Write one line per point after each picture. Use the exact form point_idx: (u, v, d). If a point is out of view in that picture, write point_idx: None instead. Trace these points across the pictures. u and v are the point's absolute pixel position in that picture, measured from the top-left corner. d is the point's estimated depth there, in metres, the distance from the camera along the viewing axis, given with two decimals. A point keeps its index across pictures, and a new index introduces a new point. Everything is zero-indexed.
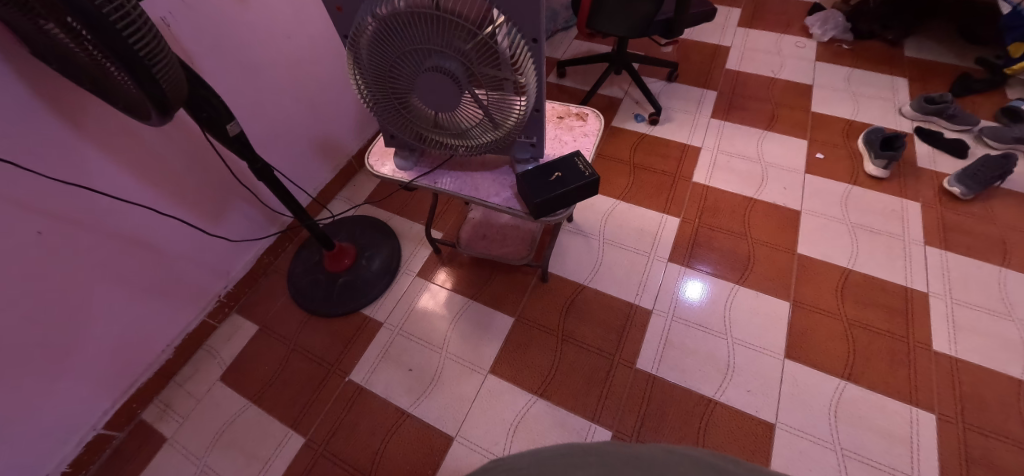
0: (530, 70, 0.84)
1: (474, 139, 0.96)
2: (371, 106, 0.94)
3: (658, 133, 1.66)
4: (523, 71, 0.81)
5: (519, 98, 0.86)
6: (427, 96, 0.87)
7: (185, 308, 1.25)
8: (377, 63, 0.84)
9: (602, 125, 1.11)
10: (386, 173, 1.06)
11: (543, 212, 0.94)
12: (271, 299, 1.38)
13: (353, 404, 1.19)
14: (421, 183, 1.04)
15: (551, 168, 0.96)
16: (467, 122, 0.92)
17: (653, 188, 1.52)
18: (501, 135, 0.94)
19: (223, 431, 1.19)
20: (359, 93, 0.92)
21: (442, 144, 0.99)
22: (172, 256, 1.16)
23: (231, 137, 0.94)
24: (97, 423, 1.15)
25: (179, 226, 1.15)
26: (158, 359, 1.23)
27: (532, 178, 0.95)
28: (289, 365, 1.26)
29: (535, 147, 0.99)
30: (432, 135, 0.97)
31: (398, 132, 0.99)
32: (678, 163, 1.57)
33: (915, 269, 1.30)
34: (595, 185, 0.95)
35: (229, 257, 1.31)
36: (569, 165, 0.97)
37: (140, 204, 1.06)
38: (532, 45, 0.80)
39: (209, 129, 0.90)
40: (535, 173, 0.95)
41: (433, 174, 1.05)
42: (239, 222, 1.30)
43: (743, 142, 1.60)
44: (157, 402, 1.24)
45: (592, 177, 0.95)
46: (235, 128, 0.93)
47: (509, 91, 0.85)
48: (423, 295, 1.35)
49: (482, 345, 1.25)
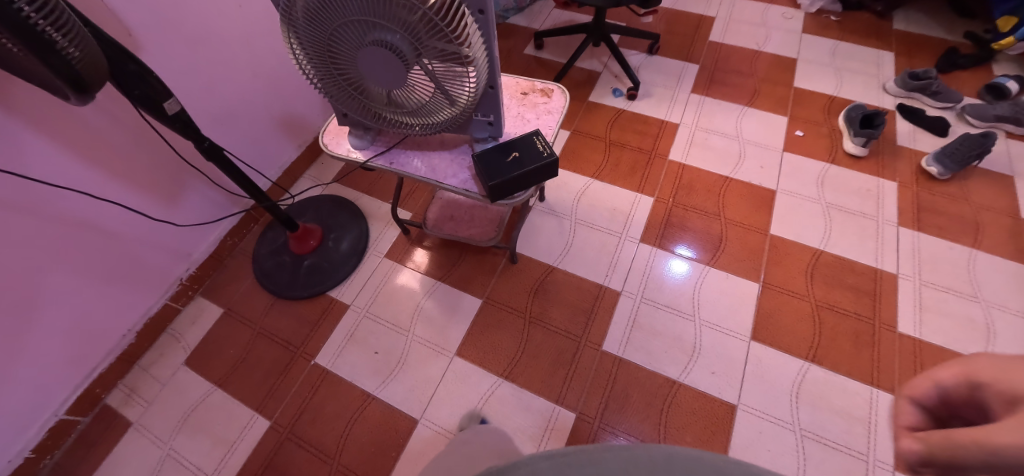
0: (479, 44, 0.79)
1: (429, 117, 0.92)
2: (317, 82, 0.89)
3: (636, 109, 1.61)
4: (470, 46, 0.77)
5: (470, 74, 0.82)
6: (373, 72, 0.83)
7: (144, 292, 1.23)
8: (316, 37, 0.80)
9: (566, 101, 1.07)
10: (342, 153, 1.02)
11: (500, 194, 0.91)
12: (236, 281, 1.35)
13: (319, 388, 1.20)
14: (377, 163, 1.00)
15: (508, 149, 0.92)
16: (420, 99, 0.88)
17: (628, 167, 1.48)
18: (455, 112, 0.90)
19: (189, 415, 1.18)
20: (304, 68, 0.87)
21: (397, 122, 0.95)
22: (124, 239, 1.13)
23: (171, 115, 0.89)
24: (59, 409, 1.14)
25: (130, 208, 1.12)
26: (120, 344, 1.21)
27: (488, 159, 0.91)
28: (255, 349, 1.25)
29: (493, 126, 0.95)
30: (384, 113, 0.93)
31: (351, 110, 0.95)
32: (654, 140, 1.53)
33: (886, 249, 1.29)
34: (553, 167, 0.91)
35: (190, 238, 1.28)
36: (527, 145, 0.92)
37: (86, 188, 1.02)
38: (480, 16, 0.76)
39: (145, 107, 0.85)
40: (491, 154, 0.92)
41: (390, 154, 1.01)
42: (197, 204, 1.26)
43: (722, 118, 1.56)
44: (122, 388, 1.23)
45: (551, 158, 0.90)
46: (173, 106, 0.89)
47: (458, 68, 0.80)
48: (391, 276, 1.32)
49: (449, 327, 1.24)
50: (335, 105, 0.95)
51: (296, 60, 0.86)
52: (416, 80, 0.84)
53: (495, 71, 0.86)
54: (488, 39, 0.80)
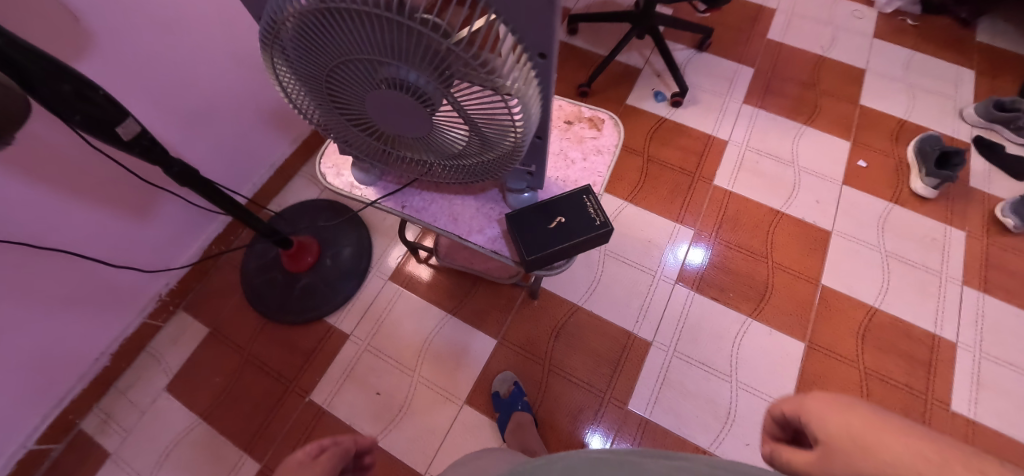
0: (532, 90, 0.60)
1: (457, 161, 0.75)
2: (315, 109, 0.70)
3: (679, 118, 1.41)
4: (522, 97, 0.58)
5: (516, 128, 0.63)
6: (390, 112, 0.64)
7: (117, 313, 1.09)
8: (316, 67, 0.60)
9: (620, 139, 0.89)
10: (339, 186, 0.85)
11: (537, 266, 0.76)
12: (222, 297, 1.21)
13: (313, 430, 1.08)
14: (386, 205, 0.84)
15: (552, 212, 0.76)
16: (446, 144, 0.70)
17: (667, 190, 1.31)
18: (489, 159, 0.72)
19: (169, 451, 1.08)
20: (299, 92, 0.68)
21: (415, 161, 0.77)
22: (87, 261, 0.97)
23: (127, 141, 0.71)
24: (27, 440, 1.03)
25: (94, 226, 0.95)
26: (93, 367, 1.09)
27: (526, 222, 0.76)
28: (242, 379, 1.13)
29: (533, 177, 0.78)
30: (398, 149, 0.75)
31: (355, 140, 0.76)
32: (699, 159, 1.35)
33: (947, 312, 1.16)
34: (604, 240, 0.76)
35: (168, 252, 1.13)
36: (575, 209, 0.77)
37: (36, 208, 0.84)
38: (538, 60, 0.56)
39: (94, 130, 0.67)
40: (531, 216, 0.76)
41: (402, 194, 0.84)
42: (174, 213, 1.10)
43: (777, 138, 1.37)
44: (98, 412, 1.12)
45: (602, 229, 0.75)
46: (130, 129, 0.70)
47: (503, 120, 0.62)
48: (396, 305, 1.19)
49: (457, 370, 1.13)
50: (338, 138, 0.76)
51: (289, 84, 0.66)
52: (444, 124, 0.66)
53: (546, 116, 0.68)
54: (543, 83, 0.61)
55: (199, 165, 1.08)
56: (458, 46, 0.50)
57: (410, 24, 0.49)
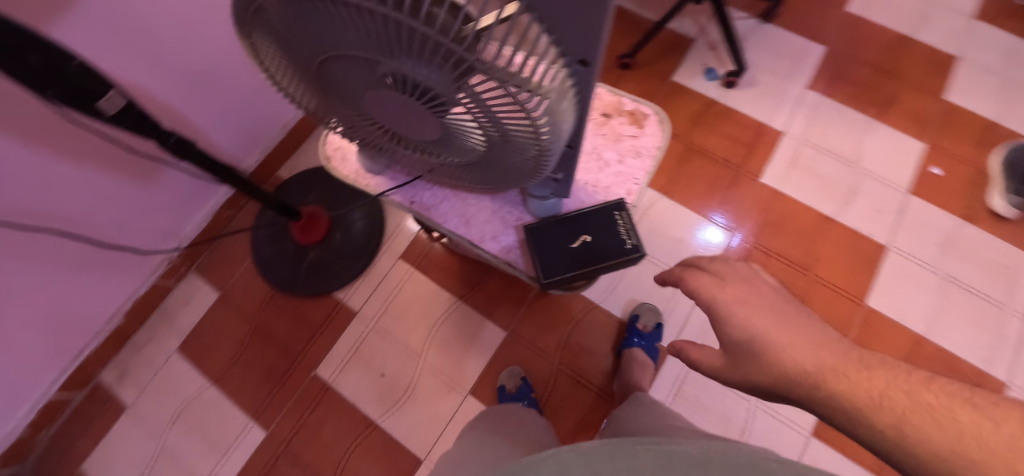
0: (567, 100, 0.46)
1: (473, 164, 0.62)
2: (308, 86, 0.56)
3: (730, 101, 1.26)
4: (555, 108, 0.44)
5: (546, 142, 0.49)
6: (395, 106, 0.51)
7: (127, 275, 1.09)
8: (297, 46, 0.48)
9: (664, 139, 0.71)
10: (349, 176, 0.74)
11: (554, 286, 0.69)
12: (232, 263, 1.20)
13: (318, 404, 1.10)
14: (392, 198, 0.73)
15: (575, 230, 0.69)
16: (459, 147, 0.57)
17: (707, 185, 1.19)
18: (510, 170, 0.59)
19: (182, 411, 1.14)
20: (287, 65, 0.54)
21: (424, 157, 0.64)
22: (93, 223, 0.95)
23: (111, 115, 0.65)
24: (49, 390, 1.10)
25: (99, 188, 0.92)
26: (107, 325, 1.13)
27: (549, 240, 0.68)
28: (250, 347, 1.15)
29: (561, 184, 0.66)
30: (405, 142, 0.62)
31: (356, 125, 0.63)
32: (746, 152, 1.21)
33: (1004, 350, 1.05)
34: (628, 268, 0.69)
35: (177, 215, 1.11)
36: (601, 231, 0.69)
37: (34, 173, 0.80)
38: (579, 68, 0.42)
39: (71, 104, 0.60)
40: (553, 233, 0.68)
41: (410, 188, 0.73)
42: (177, 178, 1.06)
43: (840, 133, 1.22)
44: (115, 365, 1.19)
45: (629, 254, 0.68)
46: (113, 103, 0.64)
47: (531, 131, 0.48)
48: (406, 286, 1.15)
49: (464, 360, 1.10)
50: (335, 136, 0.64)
51: (274, 56, 0.53)
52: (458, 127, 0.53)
53: (582, 123, 0.54)
54: (582, 91, 0.47)
55: (207, 128, 1.02)
56: (470, 51, 0.35)
57: (398, 12, 0.35)
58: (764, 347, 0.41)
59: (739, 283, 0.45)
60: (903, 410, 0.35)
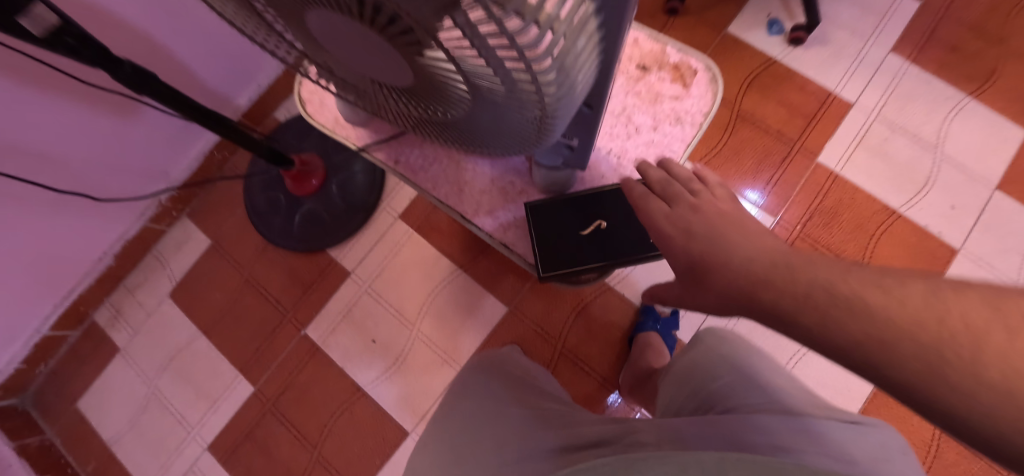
0: (589, 40, 0.27)
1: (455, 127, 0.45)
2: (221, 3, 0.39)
3: (794, 62, 1.06)
4: (563, 58, 0.26)
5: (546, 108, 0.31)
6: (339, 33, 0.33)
7: (114, 217, 1.04)
8: None
9: (714, 104, 0.56)
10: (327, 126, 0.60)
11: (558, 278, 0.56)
12: (225, 210, 1.13)
13: (306, 365, 1.06)
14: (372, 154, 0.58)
15: (589, 212, 0.54)
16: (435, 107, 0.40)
17: (753, 161, 1.03)
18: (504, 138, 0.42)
19: (173, 357, 1.12)
20: None
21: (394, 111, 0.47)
22: (68, 159, 0.88)
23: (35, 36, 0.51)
24: (42, 327, 1.09)
25: (70, 121, 0.85)
26: (97, 266, 1.08)
27: (554, 223, 0.54)
28: (241, 299, 1.10)
29: (576, 153, 0.49)
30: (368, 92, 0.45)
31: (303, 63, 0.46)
32: (805, 125, 1.03)
33: None
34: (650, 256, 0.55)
35: (163, 155, 1.03)
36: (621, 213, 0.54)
37: None
38: None
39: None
40: (560, 214, 0.54)
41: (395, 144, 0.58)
42: (159, 119, 0.98)
43: (922, 110, 1.02)
44: (109, 306, 1.16)
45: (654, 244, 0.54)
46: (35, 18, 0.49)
47: (520, 93, 0.30)
48: (404, 249, 1.06)
49: (460, 334, 1.02)
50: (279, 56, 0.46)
51: None
52: (417, 72, 0.34)
53: (608, 71, 0.35)
54: (612, 19, 0.28)
55: (190, 61, 0.92)
56: None
57: None
58: (710, 269, 0.38)
59: (682, 202, 0.43)
60: (846, 310, 0.31)
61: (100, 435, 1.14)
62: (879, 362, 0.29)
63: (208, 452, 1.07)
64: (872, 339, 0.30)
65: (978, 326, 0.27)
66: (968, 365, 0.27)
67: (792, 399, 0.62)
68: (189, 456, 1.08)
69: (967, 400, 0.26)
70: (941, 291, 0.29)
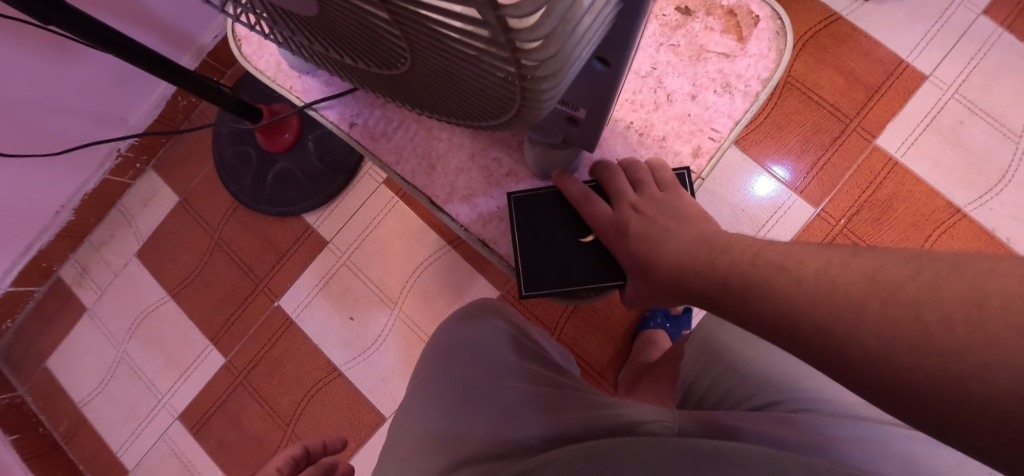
0: None
1: (400, 93, 0.31)
2: None
3: (860, 20, 0.89)
4: None
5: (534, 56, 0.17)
6: None
7: (70, 168, 0.93)
8: None
9: (779, 67, 0.42)
10: (266, 75, 0.47)
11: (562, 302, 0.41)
12: (195, 164, 1.02)
13: (280, 339, 0.96)
14: (319, 114, 0.46)
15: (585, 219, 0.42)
16: (356, 52, 0.25)
17: (797, 139, 0.88)
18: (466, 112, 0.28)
19: (142, 320, 1.04)
20: None
21: (316, 61, 0.33)
22: (14, 107, 0.77)
23: None
24: (2, 283, 1.01)
25: (12, 64, 0.73)
26: (55, 221, 0.99)
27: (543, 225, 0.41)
28: (211, 263, 1.00)
29: (578, 129, 0.36)
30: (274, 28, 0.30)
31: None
32: (864, 99, 0.87)
33: None
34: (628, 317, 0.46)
35: (118, 99, 0.91)
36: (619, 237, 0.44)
37: None
38: None
39: None
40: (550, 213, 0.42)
41: (351, 103, 0.46)
42: (109, 61, 0.85)
43: (1013, 88, 0.85)
44: (74, 262, 1.08)
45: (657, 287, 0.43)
46: None
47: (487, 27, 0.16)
48: (388, 218, 0.94)
49: (446, 317, 0.91)
50: None
51: None
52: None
53: None
54: None
55: None
56: None
57: None
58: (650, 267, 0.38)
59: (624, 199, 0.40)
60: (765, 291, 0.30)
61: (70, 397, 1.08)
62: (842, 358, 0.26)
63: (179, 423, 1.01)
64: (800, 316, 0.28)
65: (888, 288, 0.25)
66: (881, 336, 0.24)
67: (845, 391, 0.52)
68: (159, 425, 1.02)
69: (890, 374, 0.24)
70: (852, 257, 0.27)
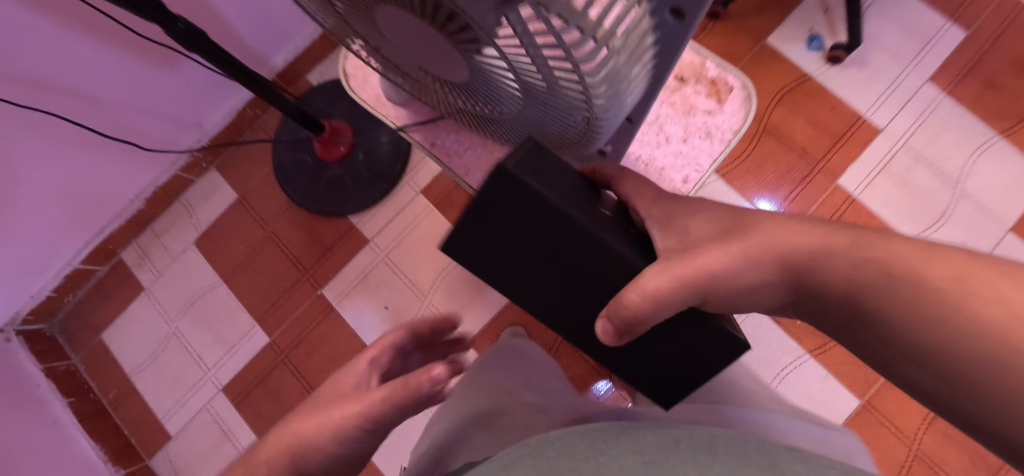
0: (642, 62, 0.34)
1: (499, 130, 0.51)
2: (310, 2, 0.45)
3: (829, 80, 1.07)
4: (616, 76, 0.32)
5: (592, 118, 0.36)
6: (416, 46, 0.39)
7: (149, 162, 1.06)
8: None
9: (746, 122, 0.58)
10: (368, 102, 0.63)
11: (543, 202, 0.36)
12: (253, 165, 1.16)
13: (320, 323, 1.10)
14: (409, 135, 0.61)
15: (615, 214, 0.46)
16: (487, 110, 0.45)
17: (773, 174, 1.04)
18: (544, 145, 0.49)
19: (194, 301, 1.15)
20: None
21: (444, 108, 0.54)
22: (111, 103, 0.91)
23: None
24: (74, 261, 1.13)
25: (115, 68, 0.87)
26: (129, 207, 1.12)
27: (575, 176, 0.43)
28: (261, 254, 1.13)
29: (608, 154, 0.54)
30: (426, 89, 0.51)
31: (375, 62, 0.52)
32: (830, 145, 1.05)
33: None
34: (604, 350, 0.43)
35: (200, 107, 1.05)
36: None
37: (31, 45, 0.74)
38: (667, 19, 0.33)
39: None
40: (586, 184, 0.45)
41: (432, 128, 0.61)
42: (198, 70, 0.99)
43: (951, 144, 1.03)
44: (136, 247, 1.19)
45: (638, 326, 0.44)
46: None
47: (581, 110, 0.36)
48: (424, 222, 1.09)
49: (468, 310, 1.06)
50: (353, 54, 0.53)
51: None
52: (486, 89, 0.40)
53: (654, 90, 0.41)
54: (666, 48, 0.36)
55: (234, 18, 0.94)
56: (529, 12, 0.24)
57: None
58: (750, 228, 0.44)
59: None
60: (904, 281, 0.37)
61: (121, 366, 1.18)
62: (932, 345, 0.36)
63: (223, 394, 1.13)
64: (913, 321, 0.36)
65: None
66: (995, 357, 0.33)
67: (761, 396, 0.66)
68: (203, 395, 1.13)
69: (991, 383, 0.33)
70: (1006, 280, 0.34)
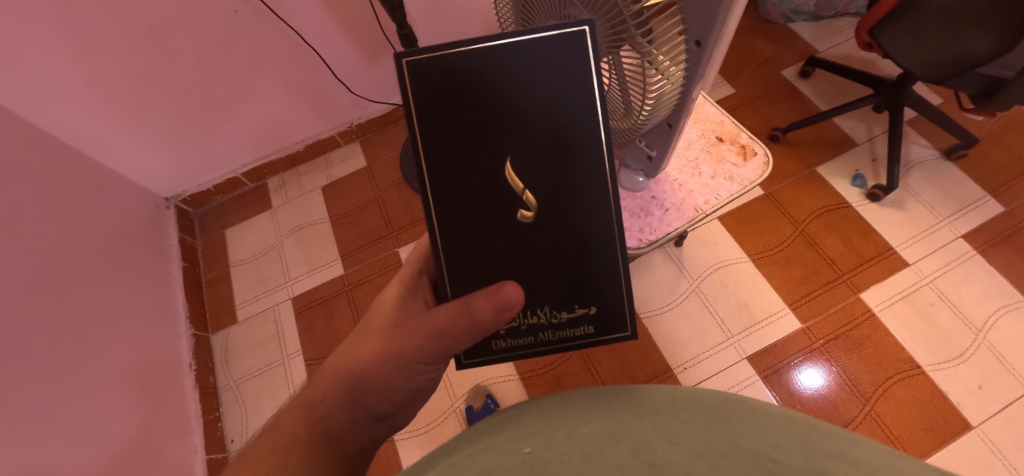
0: None
1: None
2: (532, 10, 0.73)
3: (866, 210, 1.24)
4: None
5: (680, 81, 0.65)
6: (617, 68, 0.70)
7: (322, 119, 1.43)
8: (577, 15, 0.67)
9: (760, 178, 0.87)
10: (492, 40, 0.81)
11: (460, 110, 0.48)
12: (387, 148, 1.50)
13: (387, 272, 1.32)
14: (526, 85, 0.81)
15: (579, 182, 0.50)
16: None
17: (801, 269, 1.19)
18: None
19: (303, 227, 1.42)
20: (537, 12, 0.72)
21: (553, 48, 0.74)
22: (324, 71, 1.29)
23: None
24: (237, 170, 1.45)
25: (340, 51, 1.26)
26: (293, 146, 1.46)
27: (510, 130, 0.48)
28: (365, 209, 1.42)
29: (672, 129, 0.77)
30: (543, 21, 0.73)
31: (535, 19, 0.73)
32: (858, 265, 1.18)
33: None
34: (564, 276, 0.52)
35: (373, 95, 1.42)
36: (592, 198, 0.50)
37: (307, 17, 1.14)
38: None
39: None
40: (538, 170, 0.49)
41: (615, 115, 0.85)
42: (390, 70, 1.37)
43: (978, 297, 1.12)
44: (280, 177, 1.50)
45: (480, 259, 0.52)
46: None
47: None
48: None
49: None
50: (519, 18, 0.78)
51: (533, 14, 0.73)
52: None
53: None
54: None
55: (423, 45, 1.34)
56: None
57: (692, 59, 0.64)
58: None
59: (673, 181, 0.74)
60: None
61: (227, 258, 1.41)
62: None
63: (290, 302, 1.32)
64: None
65: None
66: None
67: None
68: (275, 299, 1.33)
69: None
70: None
